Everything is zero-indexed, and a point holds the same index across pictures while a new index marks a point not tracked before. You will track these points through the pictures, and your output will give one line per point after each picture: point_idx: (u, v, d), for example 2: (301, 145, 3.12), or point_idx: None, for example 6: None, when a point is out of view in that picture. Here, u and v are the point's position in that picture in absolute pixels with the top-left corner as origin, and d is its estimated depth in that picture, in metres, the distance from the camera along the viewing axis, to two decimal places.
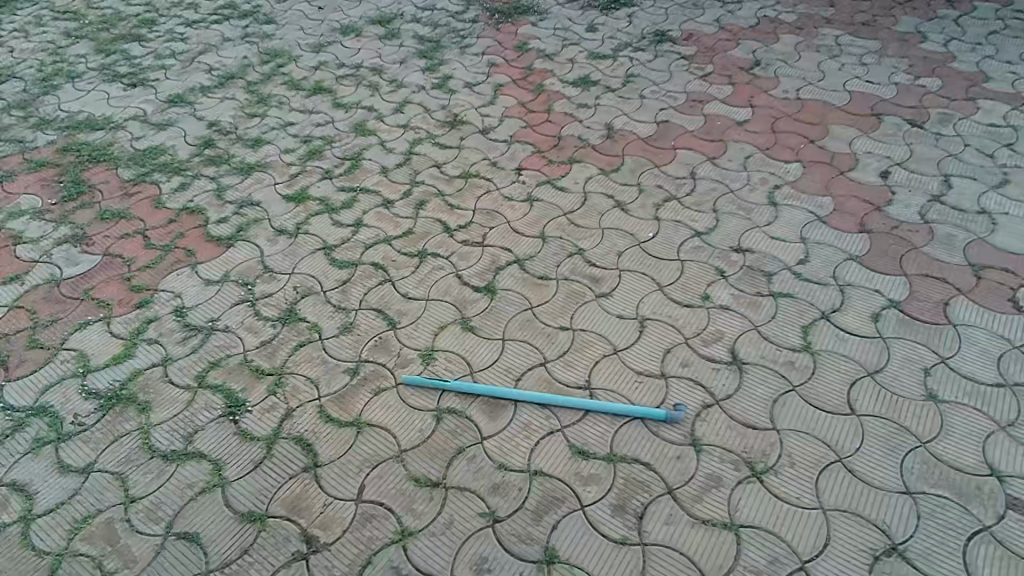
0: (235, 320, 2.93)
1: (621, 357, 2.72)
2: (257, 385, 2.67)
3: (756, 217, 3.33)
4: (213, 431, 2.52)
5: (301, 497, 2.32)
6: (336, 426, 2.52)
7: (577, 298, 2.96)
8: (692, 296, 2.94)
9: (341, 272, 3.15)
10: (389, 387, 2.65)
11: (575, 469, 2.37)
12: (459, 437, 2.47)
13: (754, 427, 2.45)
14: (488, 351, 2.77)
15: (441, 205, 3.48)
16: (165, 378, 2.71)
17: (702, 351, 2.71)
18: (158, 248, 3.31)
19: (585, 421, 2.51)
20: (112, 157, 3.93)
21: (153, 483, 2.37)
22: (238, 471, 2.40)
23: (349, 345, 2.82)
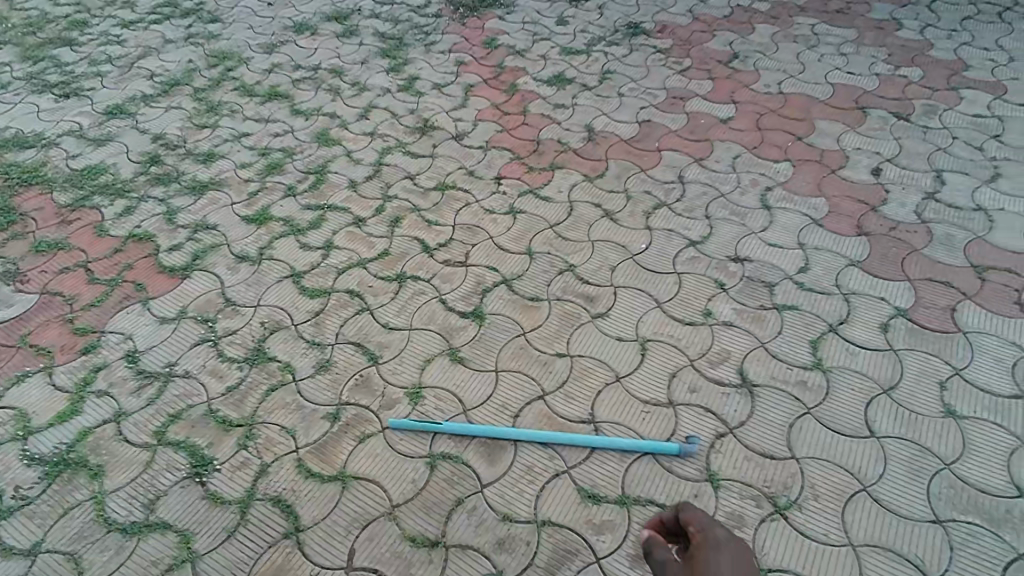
0: (195, 364, 2.65)
1: (624, 385, 2.53)
2: (224, 438, 2.39)
3: (751, 222, 3.17)
4: (176, 496, 2.24)
5: (283, 568, 2.06)
6: (318, 481, 2.27)
7: (571, 321, 2.76)
8: (693, 313, 2.77)
9: (312, 302, 2.87)
10: (374, 432, 2.40)
11: (586, 516, 2.17)
12: (456, 487, 2.25)
13: (772, 458, 2.30)
14: (481, 385, 2.54)
15: (417, 221, 3.23)
16: (118, 436, 2.41)
17: (709, 374, 2.55)
18: (104, 283, 3.00)
19: (592, 460, 2.31)
20: (45, 179, 3.55)
21: (112, 562, 2.09)
22: (209, 542, 2.12)
23: (327, 386, 2.56)
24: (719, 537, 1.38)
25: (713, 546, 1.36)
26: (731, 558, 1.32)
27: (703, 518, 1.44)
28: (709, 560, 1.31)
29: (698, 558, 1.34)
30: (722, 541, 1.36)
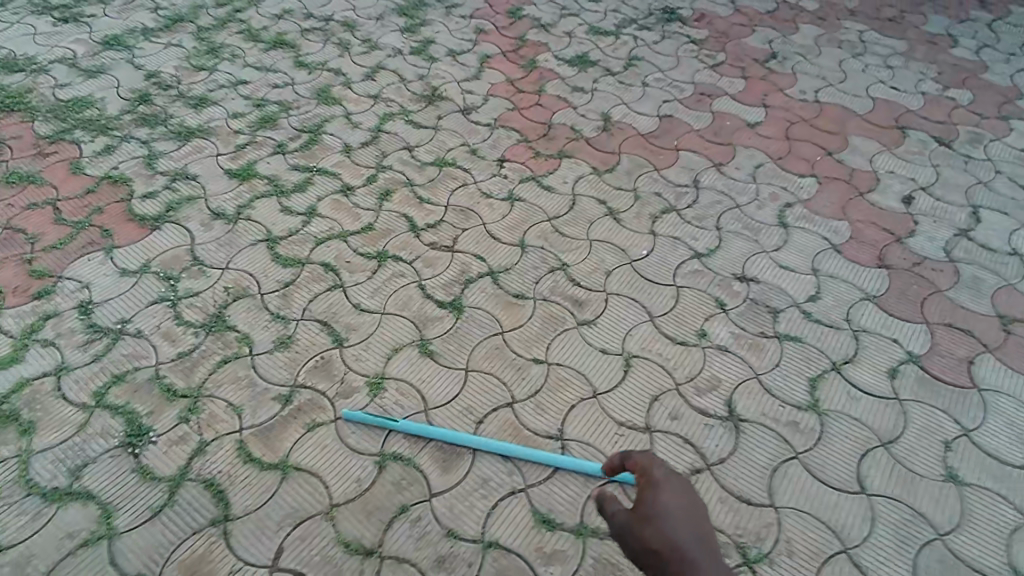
0: (150, 324, 2.50)
1: (601, 403, 2.34)
2: (166, 409, 2.24)
3: (764, 240, 2.93)
4: (105, 465, 2.08)
5: (204, 559, 1.91)
6: (258, 468, 2.11)
7: (555, 325, 2.56)
8: (687, 332, 2.56)
9: (283, 272, 2.69)
10: (325, 422, 2.24)
11: (537, 543, 2.00)
12: (403, 492, 2.08)
13: (749, 502, 2.11)
14: (447, 384, 2.36)
15: (408, 197, 3.02)
16: (56, 392, 2.26)
17: (694, 402, 2.35)
18: (69, 224, 2.83)
19: (553, 481, 2.14)
20: (28, 106, 3.37)
21: (25, 528, 1.93)
22: (132, 519, 1.96)
23: (284, 364, 2.39)
24: (661, 472, 1.49)
25: (657, 486, 1.46)
26: (675, 496, 1.43)
27: (645, 457, 1.55)
28: (657, 504, 1.42)
29: (645, 502, 1.44)
30: (664, 479, 1.47)
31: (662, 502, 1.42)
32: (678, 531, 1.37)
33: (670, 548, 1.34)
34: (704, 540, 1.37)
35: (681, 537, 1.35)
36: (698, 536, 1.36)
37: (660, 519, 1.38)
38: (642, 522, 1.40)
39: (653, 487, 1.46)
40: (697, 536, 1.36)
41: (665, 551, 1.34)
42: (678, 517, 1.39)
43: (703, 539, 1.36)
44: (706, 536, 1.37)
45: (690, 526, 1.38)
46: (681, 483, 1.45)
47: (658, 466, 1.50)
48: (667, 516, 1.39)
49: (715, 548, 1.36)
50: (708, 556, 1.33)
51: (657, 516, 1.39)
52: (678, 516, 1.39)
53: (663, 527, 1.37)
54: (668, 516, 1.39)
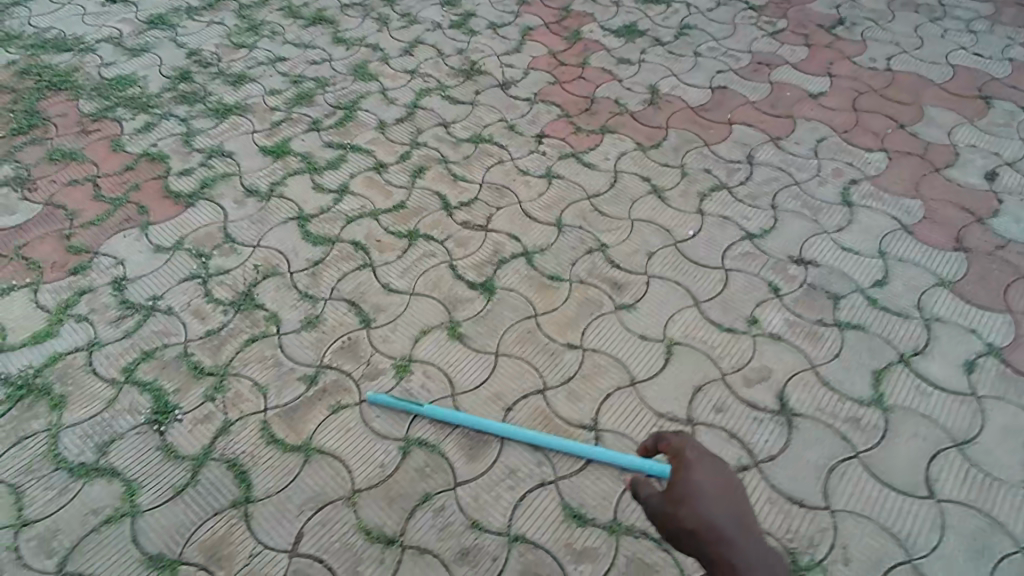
0: (180, 301, 2.49)
1: (639, 392, 2.18)
2: (192, 387, 2.22)
3: (824, 219, 2.69)
4: (131, 442, 2.07)
5: (224, 541, 1.87)
6: (280, 449, 2.06)
7: (592, 309, 2.41)
8: (736, 318, 2.37)
9: (313, 250, 2.63)
10: (350, 404, 2.16)
11: (566, 539, 1.88)
12: (427, 480, 1.99)
13: (801, 504, 1.92)
14: (476, 369, 2.26)
15: (442, 174, 2.91)
16: (87, 366, 2.28)
17: (742, 393, 2.16)
18: (108, 201, 2.85)
19: (585, 474, 2.00)
20: (75, 85, 3.41)
21: (53, 504, 1.93)
22: (154, 498, 1.94)
23: (310, 345, 2.33)
24: (694, 452, 1.52)
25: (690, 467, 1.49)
26: (709, 476, 1.46)
27: (678, 439, 1.58)
28: (691, 483, 1.45)
29: (680, 482, 1.47)
30: (696, 460, 1.50)
31: (697, 481, 1.45)
32: (714, 508, 1.40)
33: (706, 527, 1.37)
34: (740, 519, 1.40)
35: (716, 513, 1.38)
36: (733, 513, 1.39)
37: (695, 499, 1.41)
38: (678, 501, 1.44)
39: (687, 467, 1.50)
40: (732, 513, 1.39)
41: (701, 530, 1.37)
42: (713, 496, 1.42)
43: (737, 515, 1.39)
44: (742, 515, 1.39)
45: (726, 505, 1.40)
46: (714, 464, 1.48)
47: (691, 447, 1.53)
48: (701, 495, 1.42)
49: (751, 525, 1.39)
50: (743, 533, 1.37)
51: (691, 495, 1.43)
52: (712, 494, 1.42)
53: (698, 506, 1.40)
54: (702, 495, 1.42)
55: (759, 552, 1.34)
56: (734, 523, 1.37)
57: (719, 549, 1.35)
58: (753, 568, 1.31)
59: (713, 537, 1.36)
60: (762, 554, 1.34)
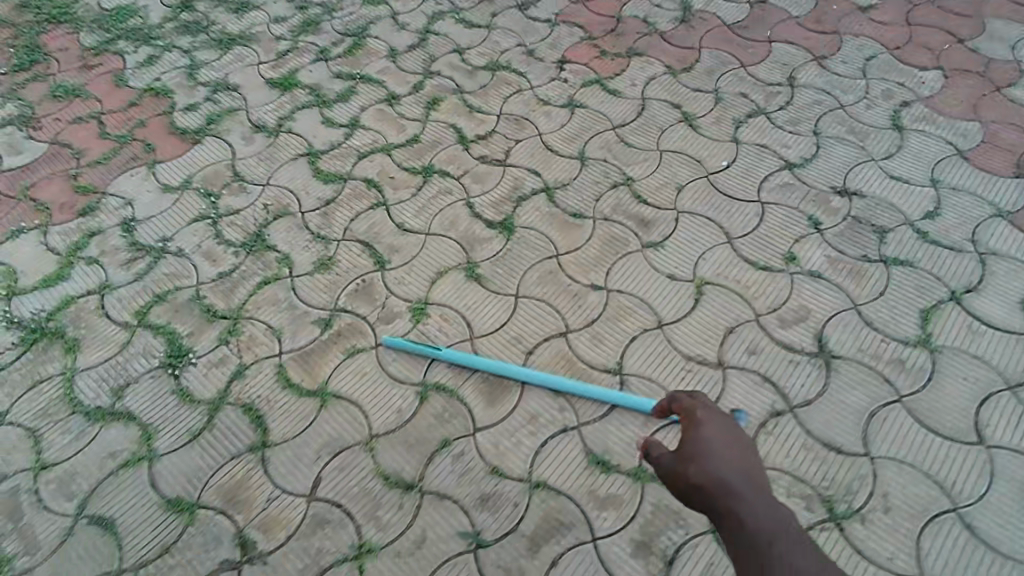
0: (190, 243, 2.42)
1: (667, 334, 2.07)
2: (206, 330, 2.17)
3: (871, 148, 2.48)
4: (146, 386, 2.04)
5: (241, 486, 1.83)
6: (296, 394, 2.01)
7: (617, 247, 2.29)
8: (772, 256, 2.22)
9: (324, 188, 2.52)
10: (365, 348, 2.10)
11: (591, 485, 1.81)
12: (446, 425, 1.93)
13: (839, 451, 1.83)
14: (495, 312, 2.17)
15: (457, 105, 2.74)
16: (100, 311, 2.24)
17: (776, 336, 2.04)
18: (113, 139, 2.75)
19: (610, 419, 1.93)
20: (74, 17, 3.25)
21: (70, 447, 1.92)
22: (171, 443, 1.92)
23: (323, 288, 2.25)
24: (704, 406, 1.27)
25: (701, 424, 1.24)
26: (721, 434, 1.21)
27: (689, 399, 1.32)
28: (701, 441, 1.20)
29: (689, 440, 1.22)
30: (708, 417, 1.25)
31: (706, 436, 1.20)
32: (725, 466, 1.14)
33: (716, 486, 1.12)
34: (755, 480, 1.14)
35: (727, 470, 1.13)
36: (748, 471, 1.14)
37: (704, 456, 1.16)
38: (684, 459, 1.18)
39: (696, 423, 1.24)
40: (746, 471, 1.13)
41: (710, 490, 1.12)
42: (724, 453, 1.16)
43: (752, 474, 1.14)
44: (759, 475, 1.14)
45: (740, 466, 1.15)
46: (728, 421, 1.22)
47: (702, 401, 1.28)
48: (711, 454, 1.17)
49: (769, 486, 1.12)
50: (759, 494, 1.10)
51: (700, 451, 1.17)
52: (724, 452, 1.16)
53: (706, 462, 1.15)
54: (712, 452, 1.17)
55: (779, 514, 1.07)
56: (747, 481, 1.12)
57: (729, 510, 1.09)
58: (771, 531, 1.04)
59: (724, 497, 1.10)
60: (784, 516, 1.06)
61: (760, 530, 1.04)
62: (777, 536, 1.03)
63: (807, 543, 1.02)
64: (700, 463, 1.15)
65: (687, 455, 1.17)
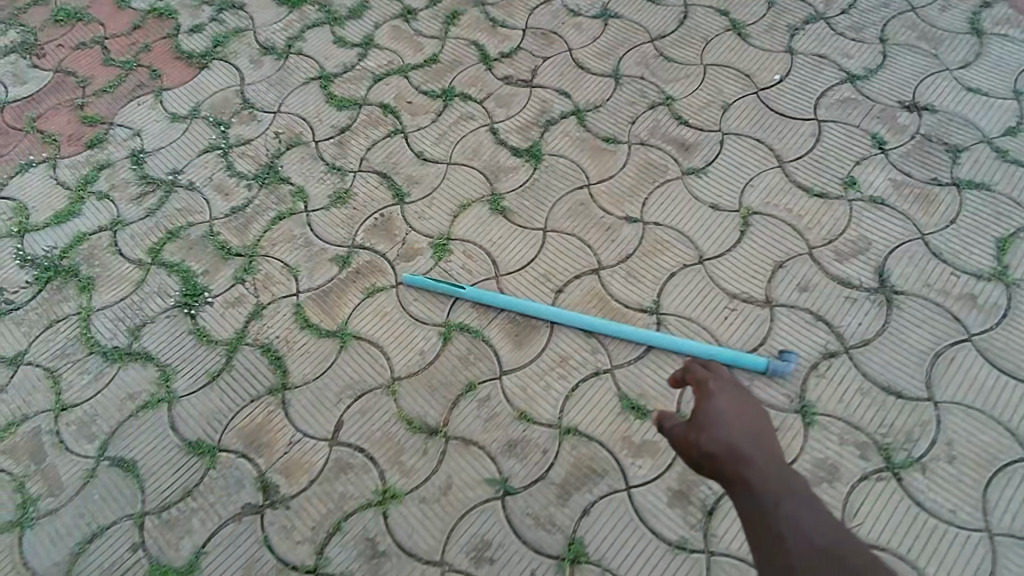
0: (202, 176, 2.30)
1: (709, 270, 1.91)
2: (221, 268, 2.08)
3: (946, 56, 2.20)
4: (163, 326, 1.98)
5: (262, 428, 1.78)
6: (315, 335, 1.93)
7: (654, 175, 2.10)
8: (827, 184, 2.02)
9: (338, 116, 2.36)
10: (386, 287, 2.00)
11: (626, 430, 1.71)
12: (472, 367, 1.83)
13: (899, 395, 1.69)
14: (523, 247, 2.03)
15: (479, 19, 2.50)
16: (113, 248, 2.16)
17: (831, 271, 1.87)
18: (118, 65, 2.60)
19: (646, 361, 1.81)
20: None
21: (90, 388, 1.88)
22: (190, 384, 1.86)
23: (340, 223, 2.14)
24: (714, 377, 1.27)
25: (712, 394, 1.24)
26: (732, 404, 1.21)
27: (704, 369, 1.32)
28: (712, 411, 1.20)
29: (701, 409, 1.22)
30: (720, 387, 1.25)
31: (716, 405, 1.20)
32: (735, 433, 1.15)
33: (726, 453, 1.12)
34: (766, 450, 1.14)
35: (738, 437, 1.13)
36: (758, 438, 1.14)
37: (715, 425, 1.16)
38: (694, 427, 1.18)
39: (707, 393, 1.25)
40: (756, 438, 1.14)
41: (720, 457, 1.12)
42: (733, 420, 1.17)
43: (762, 441, 1.15)
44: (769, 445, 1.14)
45: (750, 435, 1.15)
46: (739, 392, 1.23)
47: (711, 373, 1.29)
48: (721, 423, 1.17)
49: (779, 455, 1.13)
50: (768, 460, 1.11)
51: (711, 419, 1.17)
52: (734, 422, 1.17)
53: (716, 430, 1.15)
54: (722, 421, 1.17)
55: (788, 478, 1.08)
56: (756, 447, 1.12)
57: (740, 476, 1.09)
58: (780, 494, 1.04)
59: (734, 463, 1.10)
60: (791, 480, 1.07)
61: (770, 493, 1.05)
62: (785, 498, 1.04)
63: (815, 506, 1.04)
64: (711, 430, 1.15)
65: (698, 423, 1.17)
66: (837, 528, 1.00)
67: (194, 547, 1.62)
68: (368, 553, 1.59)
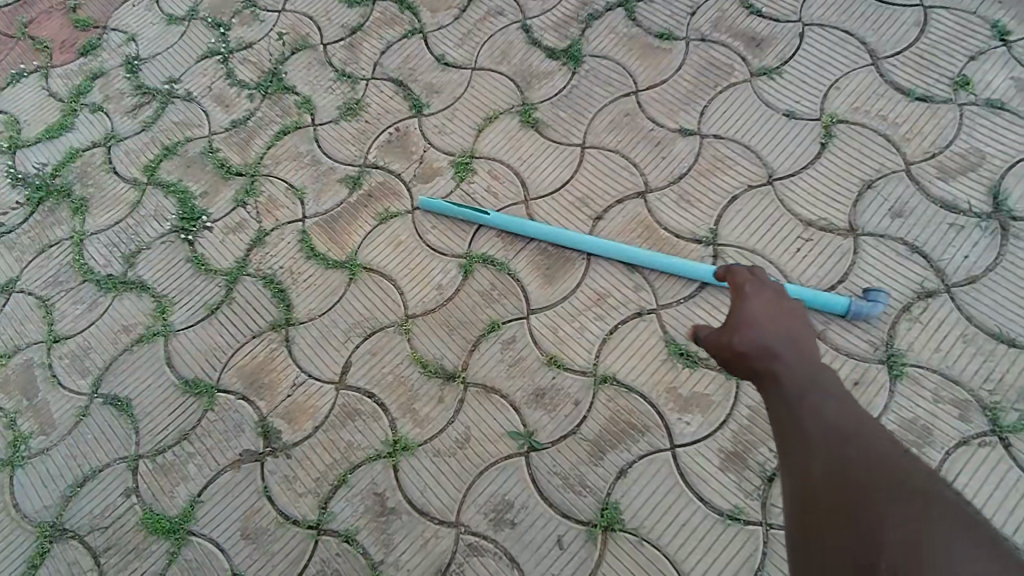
0: (200, 85, 2.06)
1: (779, 193, 1.60)
2: (221, 189, 1.87)
3: None
4: (159, 253, 1.80)
5: (263, 367, 1.60)
6: (322, 265, 1.72)
7: (716, 78, 1.77)
8: (932, 85, 1.65)
9: (349, 14, 2.08)
10: (400, 213, 1.77)
11: (672, 379, 1.47)
12: (496, 304, 1.61)
13: (1014, 344, 1.39)
14: (557, 166, 1.76)
15: None
16: (107, 166, 1.97)
17: (932, 193, 1.53)
18: None
19: (698, 300, 1.54)
20: None
21: (84, 319, 1.74)
22: (187, 317, 1.69)
23: (350, 139, 1.89)
24: (757, 279, 1.10)
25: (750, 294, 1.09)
26: (771, 304, 1.06)
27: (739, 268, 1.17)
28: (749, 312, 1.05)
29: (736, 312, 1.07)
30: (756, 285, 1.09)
31: (752, 306, 1.06)
32: (771, 332, 1.02)
33: (761, 355, 1.00)
34: (805, 351, 1.01)
35: (774, 336, 1.01)
36: (795, 337, 1.02)
37: (752, 327, 1.02)
38: (727, 328, 1.05)
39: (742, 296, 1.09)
40: (794, 338, 1.01)
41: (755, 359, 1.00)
42: (770, 321, 1.03)
43: (802, 344, 1.01)
44: (808, 346, 1.02)
45: (792, 338, 1.02)
46: (776, 292, 1.08)
47: (756, 272, 1.12)
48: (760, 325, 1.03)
49: (816, 356, 1.01)
50: (804, 361, 1.00)
51: (747, 318, 1.04)
52: (773, 322, 1.03)
53: (751, 329, 1.02)
54: (758, 322, 1.03)
55: (821, 376, 0.97)
56: (794, 348, 1.00)
57: (770, 372, 0.99)
58: (809, 391, 0.96)
59: (765, 360, 1.00)
60: (826, 379, 0.97)
61: (799, 390, 0.96)
62: (814, 394, 0.95)
63: (848, 402, 0.94)
64: (744, 329, 1.02)
65: (732, 324, 1.04)
66: (867, 422, 0.91)
67: (189, 495, 1.48)
68: (376, 509, 1.43)
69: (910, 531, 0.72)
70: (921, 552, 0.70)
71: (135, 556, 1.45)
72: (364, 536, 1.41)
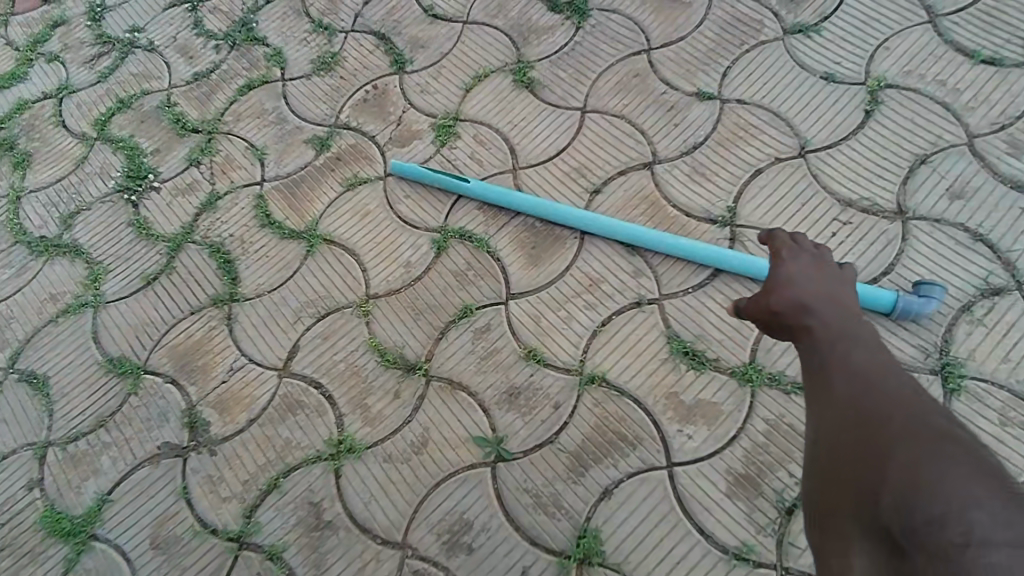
0: (166, 35, 1.85)
1: (813, 168, 1.34)
2: (174, 147, 1.66)
3: None
4: (99, 215, 1.59)
5: (198, 348, 1.38)
6: (277, 233, 1.50)
7: (743, 35, 1.51)
8: (1003, 46, 1.38)
9: None
10: (370, 178, 1.53)
11: (674, 383, 1.23)
12: (470, 286, 1.37)
13: None
14: (553, 131, 1.51)
15: None
16: (55, 120, 1.77)
17: (1000, 172, 1.27)
18: None
19: (710, 289, 1.29)
20: None
21: (9, 284, 1.54)
22: (122, 286, 1.48)
23: (322, 96, 1.67)
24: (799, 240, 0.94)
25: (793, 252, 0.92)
26: (814, 265, 0.90)
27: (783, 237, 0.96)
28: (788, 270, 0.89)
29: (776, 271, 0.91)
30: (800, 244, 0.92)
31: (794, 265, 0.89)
32: (811, 290, 0.87)
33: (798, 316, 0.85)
34: (848, 313, 0.85)
35: (815, 294, 0.86)
36: (836, 292, 0.87)
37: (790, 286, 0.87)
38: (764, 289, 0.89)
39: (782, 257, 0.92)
40: (836, 299, 0.86)
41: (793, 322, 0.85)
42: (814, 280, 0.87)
43: (844, 306, 0.86)
44: (851, 308, 0.86)
45: (834, 301, 0.86)
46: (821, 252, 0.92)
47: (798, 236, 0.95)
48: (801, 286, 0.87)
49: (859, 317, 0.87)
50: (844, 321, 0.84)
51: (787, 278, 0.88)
52: (818, 282, 0.87)
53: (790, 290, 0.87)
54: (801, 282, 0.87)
55: (862, 329, 0.84)
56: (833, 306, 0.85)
57: (803, 327, 0.84)
58: (844, 348, 0.81)
59: (800, 317, 0.85)
60: (865, 327, 0.84)
61: (832, 343, 0.81)
62: (852, 355, 0.80)
63: (885, 351, 0.81)
64: (781, 287, 0.87)
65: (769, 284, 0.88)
66: (901, 369, 0.78)
67: (98, 492, 1.28)
68: (309, 522, 1.20)
69: (915, 463, 0.61)
70: (920, 481, 0.59)
71: (30, 560, 1.25)
72: (292, 554, 1.19)
